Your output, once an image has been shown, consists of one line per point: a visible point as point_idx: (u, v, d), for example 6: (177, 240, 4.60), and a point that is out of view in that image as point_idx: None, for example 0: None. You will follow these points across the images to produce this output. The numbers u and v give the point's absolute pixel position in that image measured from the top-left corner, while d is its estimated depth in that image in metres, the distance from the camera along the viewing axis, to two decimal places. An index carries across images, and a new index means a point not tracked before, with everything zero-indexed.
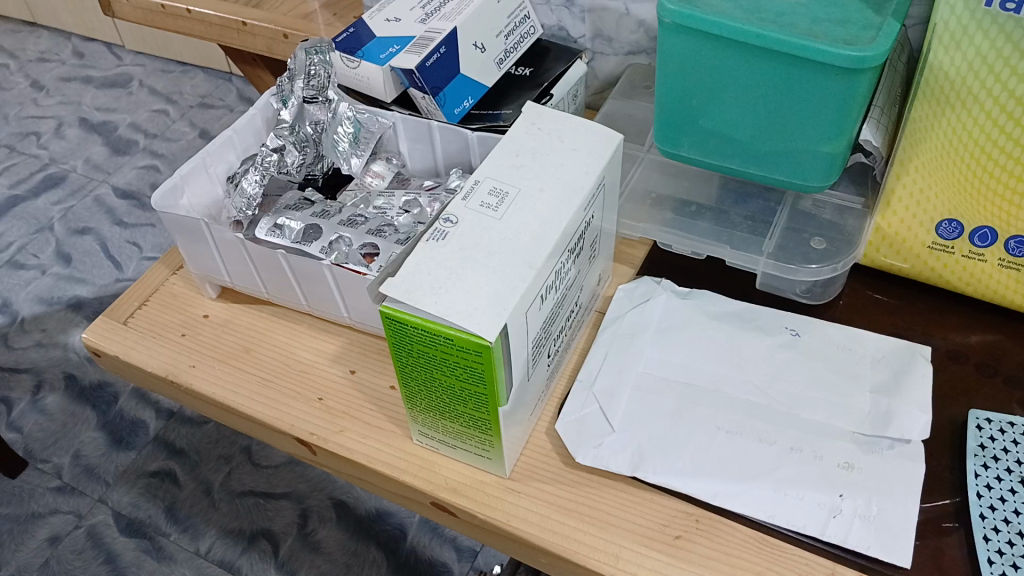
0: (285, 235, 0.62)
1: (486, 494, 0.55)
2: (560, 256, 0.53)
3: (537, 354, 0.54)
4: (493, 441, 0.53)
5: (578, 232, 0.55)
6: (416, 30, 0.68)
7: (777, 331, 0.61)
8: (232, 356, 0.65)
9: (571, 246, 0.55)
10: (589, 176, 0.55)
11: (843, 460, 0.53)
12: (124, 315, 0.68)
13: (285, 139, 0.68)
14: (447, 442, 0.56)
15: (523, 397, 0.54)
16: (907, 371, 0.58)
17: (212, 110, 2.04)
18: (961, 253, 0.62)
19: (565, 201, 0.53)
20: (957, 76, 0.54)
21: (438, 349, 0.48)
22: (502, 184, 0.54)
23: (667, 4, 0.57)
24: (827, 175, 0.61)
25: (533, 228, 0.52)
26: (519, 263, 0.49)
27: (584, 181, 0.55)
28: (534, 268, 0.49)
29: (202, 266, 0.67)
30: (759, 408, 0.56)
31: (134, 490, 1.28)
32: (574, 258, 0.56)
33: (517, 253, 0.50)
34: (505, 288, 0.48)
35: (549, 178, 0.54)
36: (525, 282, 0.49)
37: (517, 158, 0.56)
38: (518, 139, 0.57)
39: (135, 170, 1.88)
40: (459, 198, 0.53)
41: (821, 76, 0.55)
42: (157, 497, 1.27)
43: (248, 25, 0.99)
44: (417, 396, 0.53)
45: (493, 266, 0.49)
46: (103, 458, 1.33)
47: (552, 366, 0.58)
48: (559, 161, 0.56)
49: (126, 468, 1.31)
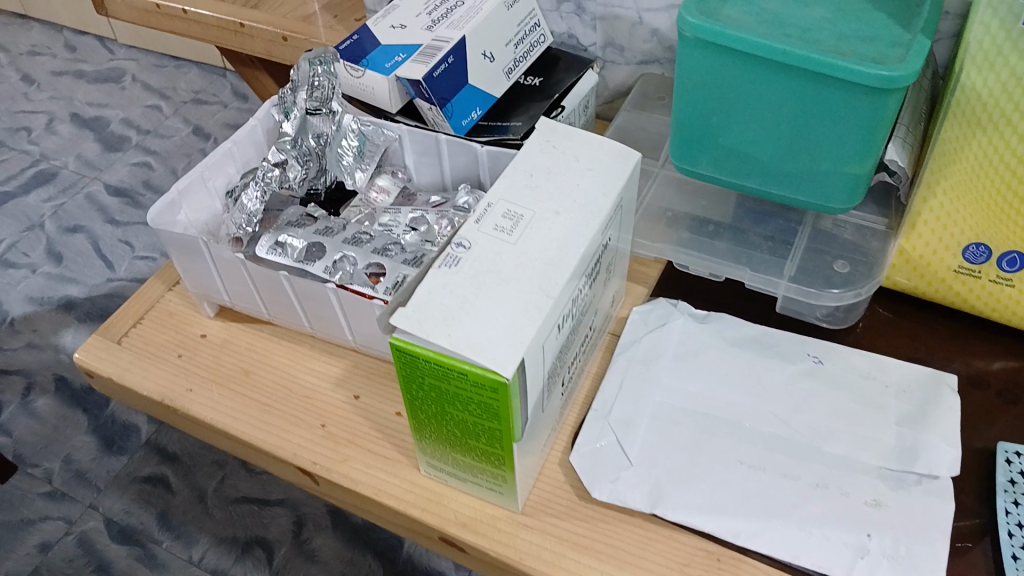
0: (287, 254, 0.60)
1: (498, 529, 0.52)
2: (577, 282, 0.51)
3: (550, 383, 0.52)
4: (507, 477, 0.51)
5: (595, 256, 0.53)
6: (423, 38, 0.66)
7: (799, 358, 0.59)
8: (230, 379, 0.62)
9: (587, 272, 0.52)
10: (606, 198, 0.53)
11: (869, 497, 0.51)
12: (118, 333, 0.66)
13: (286, 154, 0.65)
14: (456, 474, 0.53)
15: (536, 428, 0.52)
16: (935, 403, 0.56)
17: (205, 106, 2.01)
18: (987, 279, 0.59)
19: (582, 224, 0.51)
20: (989, 96, 0.52)
21: (450, 383, 0.46)
22: (516, 207, 0.52)
23: (686, 17, 0.55)
24: (851, 197, 0.58)
25: (549, 256, 0.49)
26: (535, 291, 0.47)
27: (602, 204, 0.52)
28: (551, 296, 0.47)
29: (199, 284, 0.64)
30: (781, 441, 0.54)
31: (126, 496, 1.26)
32: (591, 283, 0.54)
33: (535, 283, 0.48)
34: (522, 318, 0.46)
35: (565, 199, 0.52)
36: (542, 311, 0.46)
37: (531, 177, 0.53)
38: (532, 158, 0.55)
39: (128, 168, 1.86)
40: (471, 221, 0.51)
41: (850, 95, 0.53)
42: (149, 504, 1.24)
43: (246, 27, 0.96)
44: (427, 429, 0.51)
45: (509, 296, 0.47)
46: (95, 463, 1.31)
47: (566, 394, 0.56)
48: (575, 181, 0.53)
49: (118, 473, 1.29)
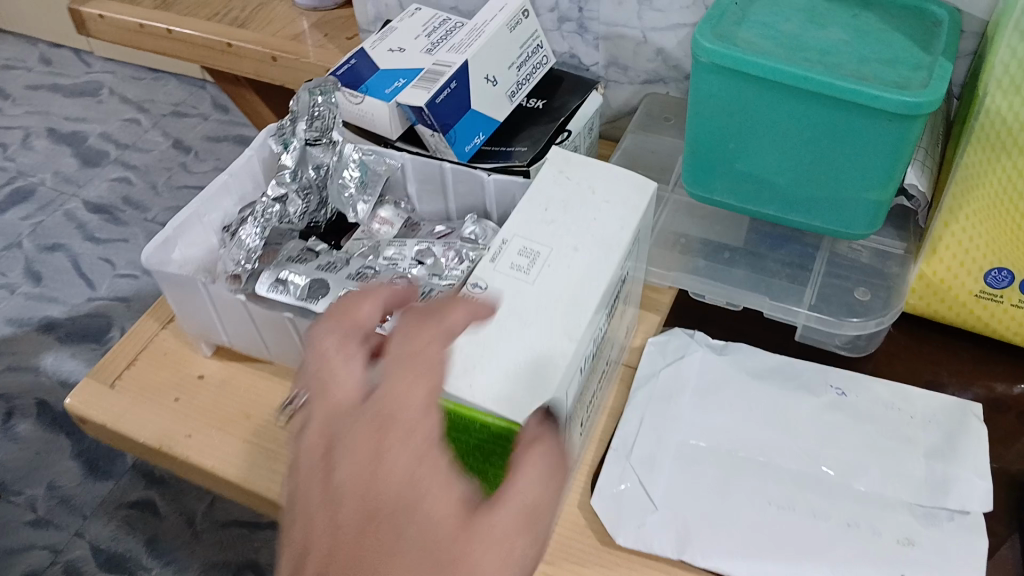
0: (290, 291, 0.57)
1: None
2: (599, 318, 0.49)
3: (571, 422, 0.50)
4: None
5: (614, 291, 0.51)
6: (424, 61, 0.65)
7: (822, 390, 0.57)
8: (232, 423, 0.60)
9: (607, 308, 0.50)
10: (625, 231, 0.51)
11: (902, 535, 0.50)
12: (112, 375, 0.63)
13: (286, 187, 0.63)
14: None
15: None
16: (962, 434, 0.55)
17: (185, 119, 1.97)
18: (1010, 303, 0.58)
19: (602, 259, 0.49)
20: (1015, 122, 0.50)
21: (471, 439, 0.43)
22: (531, 243, 0.50)
23: (701, 42, 0.53)
24: (873, 221, 0.56)
25: (569, 295, 0.47)
26: (557, 334, 0.45)
27: (621, 237, 0.50)
28: (574, 340, 0.45)
29: (197, 324, 0.62)
30: (810, 479, 0.53)
31: (113, 523, 1.23)
32: (609, 315, 0.53)
33: (556, 325, 0.46)
34: (545, 364, 0.44)
35: (582, 233, 0.50)
36: (566, 357, 0.44)
37: (547, 211, 0.51)
38: (545, 190, 0.53)
39: (107, 184, 1.82)
40: (487, 259, 0.49)
41: (874, 122, 0.51)
42: (137, 530, 1.21)
43: (233, 46, 0.94)
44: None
45: (531, 340, 0.45)
46: (80, 489, 1.27)
47: (585, 431, 0.54)
48: (592, 213, 0.51)
49: (104, 499, 1.26)
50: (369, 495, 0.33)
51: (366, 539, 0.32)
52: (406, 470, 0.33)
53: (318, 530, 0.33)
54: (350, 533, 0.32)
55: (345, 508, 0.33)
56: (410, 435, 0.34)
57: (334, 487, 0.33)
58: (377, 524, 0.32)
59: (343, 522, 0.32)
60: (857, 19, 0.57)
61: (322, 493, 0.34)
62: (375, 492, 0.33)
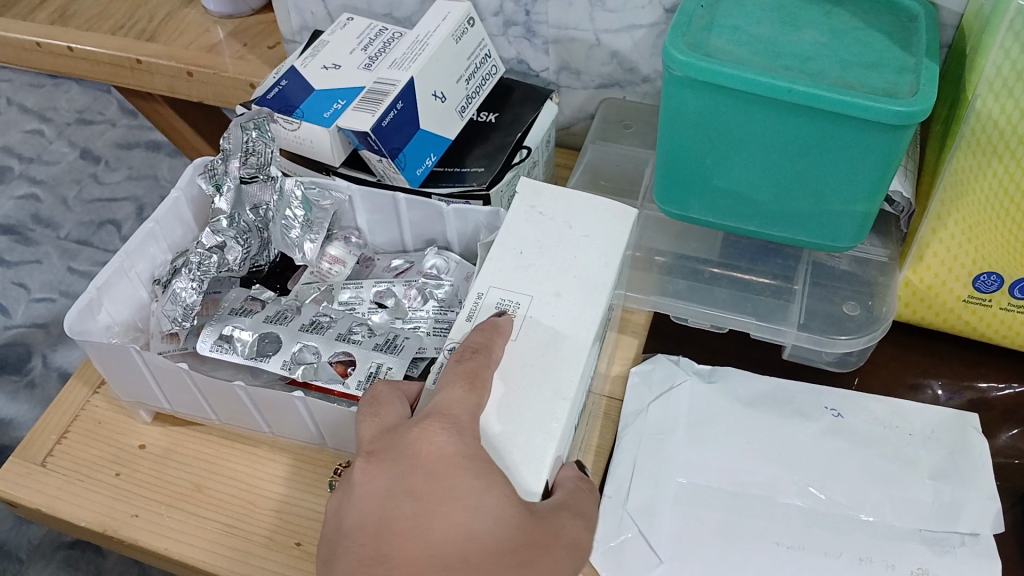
0: (237, 350, 0.52)
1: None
2: (591, 361, 0.46)
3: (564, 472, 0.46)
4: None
5: (600, 333, 0.47)
6: (365, 79, 0.60)
7: (818, 414, 0.56)
8: (182, 498, 0.54)
9: (594, 353, 0.46)
10: (608, 267, 0.47)
11: (914, 567, 0.49)
12: (40, 453, 0.56)
13: (224, 234, 0.55)
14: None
15: None
16: (964, 451, 0.54)
17: (92, 126, 1.85)
18: (999, 306, 0.56)
19: (587, 302, 0.45)
20: (1007, 125, 0.48)
21: None
22: (511, 293, 0.46)
23: (674, 53, 0.49)
24: (858, 234, 0.53)
25: (557, 349, 0.44)
26: (551, 395, 0.42)
27: (606, 276, 0.46)
28: (567, 399, 0.42)
29: (133, 393, 0.55)
30: (819, 515, 0.51)
31: (52, 565, 1.17)
32: (597, 349, 0.49)
33: (546, 385, 0.42)
34: (541, 430, 0.41)
35: (563, 277, 0.46)
36: (561, 421, 0.41)
37: (522, 255, 0.47)
38: (518, 230, 0.48)
39: (13, 202, 1.70)
40: (462, 319, 0.45)
41: (861, 133, 0.48)
42: (78, 571, 1.16)
43: (143, 62, 0.86)
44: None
45: (522, 407, 0.42)
46: (11, 533, 1.21)
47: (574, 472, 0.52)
48: (570, 250, 0.47)
49: (42, 540, 1.19)
50: (426, 499, 0.38)
51: (433, 528, 0.38)
52: (470, 469, 0.39)
53: (383, 518, 0.38)
54: (419, 521, 0.38)
55: (405, 499, 0.39)
56: (463, 436, 0.40)
57: (394, 489, 0.39)
58: (444, 512, 0.38)
59: (407, 509, 0.38)
60: (831, 18, 0.54)
61: (383, 499, 0.39)
62: (431, 487, 0.39)
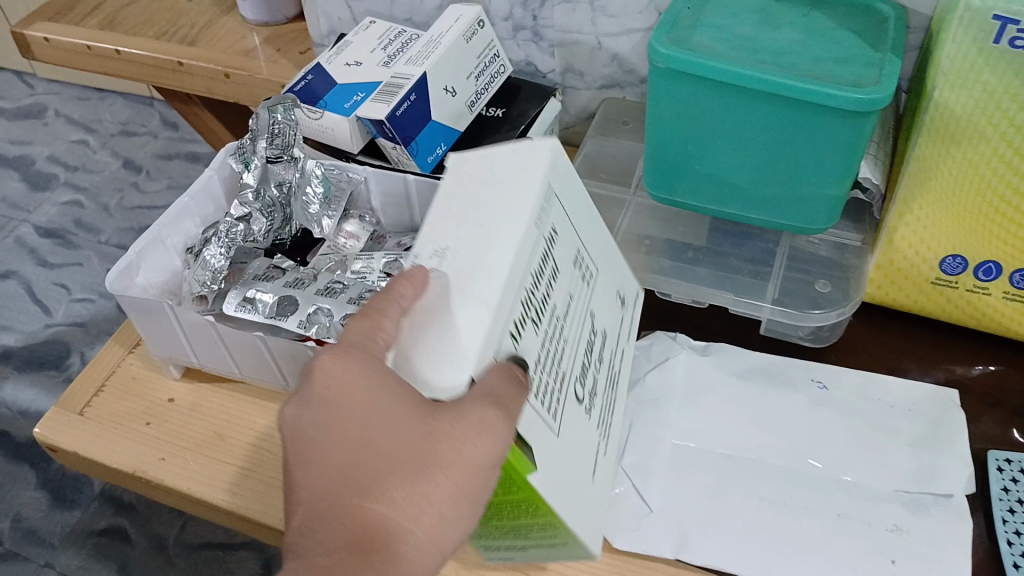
0: (257, 310, 0.57)
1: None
2: (532, 275, 0.40)
3: (546, 399, 0.41)
4: (553, 522, 0.42)
5: (543, 255, 0.42)
6: (383, 75, 0.65)
7: (806, 386, 0.59)
8: (205, 445, 0.59)
9: (538, 272, 0.41)
10: (526, 190, 0.41)
11: (891, 523, 0.52)
12: (80, 404, 0.62)
13: (250, 206, 0.62)
14: (517, 550, 0.48)
15: (566, 463, 0.43)
16: (946, 422, 0.57)
17: (134, 138, 1.95)
18: (965, 288, 0.60)
19: (509, 220, 0.40)
20: (964, 114, 0.52)
21: None
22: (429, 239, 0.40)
23: (657, 47, 0.54)
24: (830, 217, 0.58)
25: (482, 268, 0.38)
26: (469, 303, 0.37)
27: (526, 196, 0.41)
28: (488, 304, 0.37)
29: (166, 348, 0.61)
30: (799, 475, 0.55)
31: (83, 552, 1.26)
32: (557, 281, 0.43)
33: (463, 299, 0.37)
34: (459, 339, 0.37)
35: (486, 205, 0.41)
36: (481, 325, 0.36)
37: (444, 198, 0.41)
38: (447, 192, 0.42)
39: (58, 208, 1.80)
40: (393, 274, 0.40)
41: (825, 120, 0.52)
42: (106, 558, 1.25)
43: (184, 65, 0.93)
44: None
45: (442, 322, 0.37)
46: (45, 520, 1.30)
47: (595, 421, 0.48)
48: (494, 181, 0.42)
49: (73, 527, 1.29)
50: (329, 426, 0.38)
51: (339, 447, 0.38)
52: (354, 384, 0.37)
53: (300, 446, 0.39)
54: (324, 446, 0.38)
55: (313, 431, 0.39)
56: (353, 358, 0.38)
57: (304, 424, 0.39)
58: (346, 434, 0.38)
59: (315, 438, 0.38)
60: (809, 18, 0.58)
61: (297, 434, 0.39)
62: (334, 414, 0.38)
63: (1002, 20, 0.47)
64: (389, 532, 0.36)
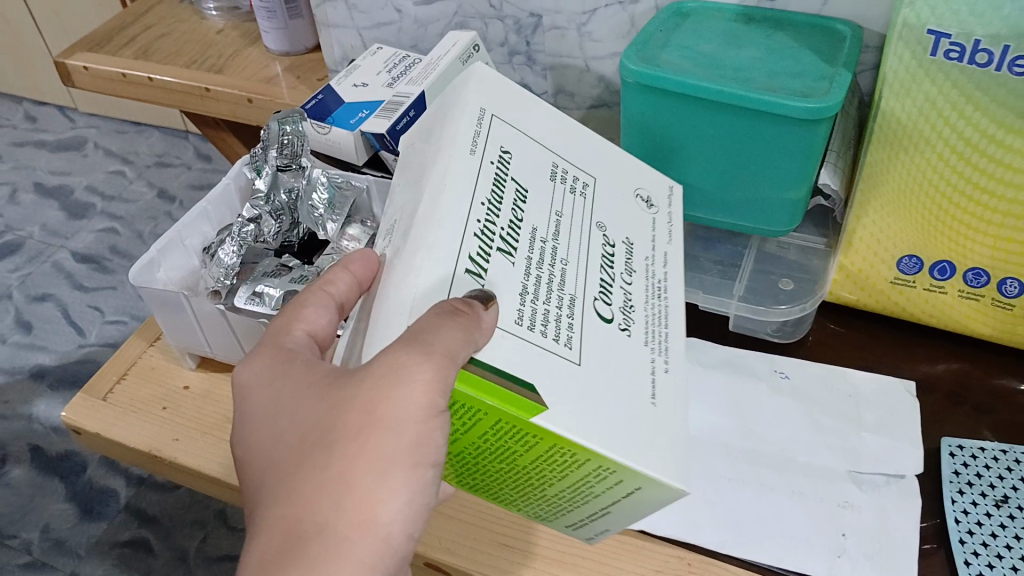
0: (265, 303, 0.61)
1: (494, 556, 0.57)
2: (484, 199, 0.46)
3: (548, 328, 0.43)
4: (606, 462, 0.40)
5: (494, 182, 0.48)
6: (384, 94, 0.71)
7: (768, 375, 0.64)
8: (216, 427, 0.64)
9: (491, 201, 0.46)
10: (458, 129, 0.48)
11: (843, 500, 0.56)
12: (103, 390, 0.68)
13: (260, 209, 0.68)
14: (597, 521, 0.47)
15: (596, 387, 0.42)
16: (900, 409, 0.61)
17: (168, 169, 2.04)
18: (923, 287, 0.64)
19: (448, 159, 0.46)
20: (909, 121, 0.57)
21: (480, 423, 0.40)
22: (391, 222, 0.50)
23: (627, 64, 0.59)
24: (791, 219, 0.63)
25: (419, 219, 0.44)
26: (414, 250, 0.43)
27: (459, 134, 0.48)
28: (422, 248, 0.42)
29: (183, 338, 0.67)
30: (758, 455, 0.59)
31: (107, 561, 1.32)
32: (526, 200, 0.49)
33: (410, 248, 0.43)
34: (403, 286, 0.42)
35: (429, 160, 0.48)
36: (416, 266, 0.42)
37: (405, 183, 0.51)
38: (407, 167, 0.53)
39: (94, 235, 1.89)
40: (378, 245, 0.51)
41: (779, 127, 0.57)
42: (130, 567, 1.31)
43: (212, 91, 1.00)
44: (519, 499, 0.47)
45: (393, 277, 0.43)
46: (73, 530, 1.36)
47: (640, 330, 0.48)
48: (433, 146, 0.50)
49: (98, 538, 1.35)
50: (265, 428, 0.45)
51: (280, 439, 0.44)
52: (273, 386, 0.45)
53: (246, 467, 0.45)
54: (264, 446, 0.44)
55: (255, 437, 0.45)
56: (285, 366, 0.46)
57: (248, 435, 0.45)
58: (280, 428, 0.44)
59: (259, 442, 0.44)
60: (771, 38, 0.64)
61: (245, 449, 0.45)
62: (267, 418, 0.45)
63: (936, 34, 0.52)
64: (319, 519, 0.41)
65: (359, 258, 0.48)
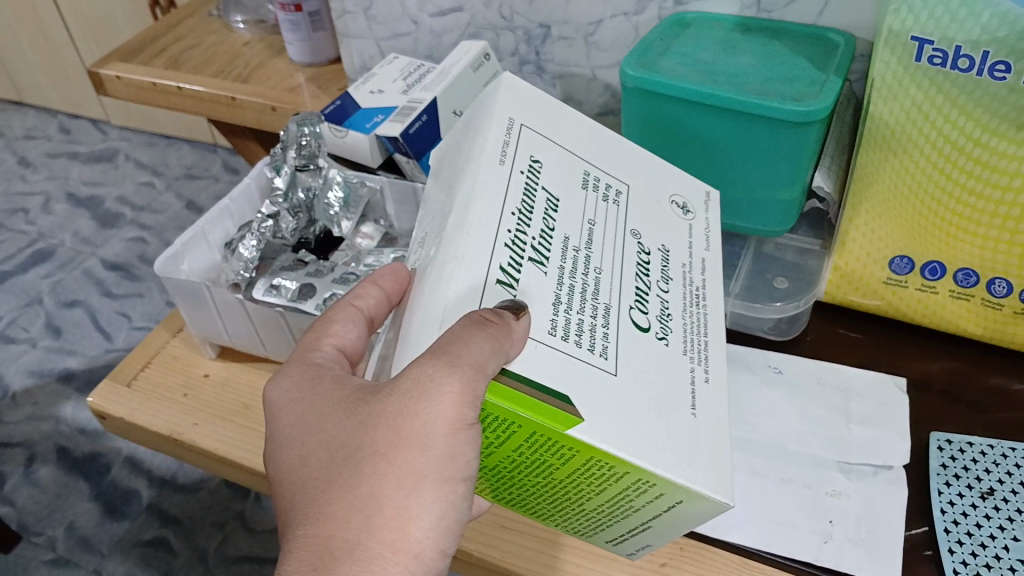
0: (282, 294, 0.65)
1: (528, 550, 0.58)
2: (515, 210, 0.47)
3: (582, 338, 0.45)
4: (647, 476, 0.41)
5: (525, 191, 0.49)
6: (399, 100, 0.75)
7: (762, 370, 0.66)
8: (233, 413, 0.68)
9: (522, 211, 0.48)
10: (488, 141, 0.50)
11: (831, 488, 0.58)
12: (128, 376, 0.72)
13: (279, 206, 0.71)
14: (639, 533, 0.50)
15: (634, 398, 0.44)
16: (891, 402, 0.63)
17: (196, 181, 2.10)
18: (914, 287, 0.67)
19: (481, 168, 0.48)
20: (897, 124, 0.59)
21: (514, 436, 0.42)
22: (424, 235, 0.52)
23: (627, 70, 0.62)
24: (784, 219, 0.66)
25: (453, 230, 0.45)
26: (449, 258, 0.44)
27: (489, 144, 0.50)
28: (460, 258, 0.44)
29: (204, 328, 0.71)
30: (751, 444, 0.61)
31: (129, 559, 1.35)
32: (558, 210, 0.50)
33: (445, 258, 0.45)
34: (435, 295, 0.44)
35: (461, 170, 0.50)
36: (451, 274, 0.44)
37: (439, 192, 0.53)
38: (442, 175, 0.55)
39: (124, 243, 1.94)
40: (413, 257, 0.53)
41: (772, 130, 0.60)
42: (152, 566, 1.34)
43: (237, 100, 1.04)
44: (554, 513, 0.50)
45: (427, 288, 0.45)
46: (97, 529, 1.40)
47: (679, 344, 0.49)
48: (464, 157, 0.51)
49: (122, 536, 1.39)
50: (295, 440, 0.46)
51: (309, 452, 0.45)
52: (301, 401, 0.47)
53: (277, 484, 0.46)
54: (292, 460, 0.46)
55: (286, 452, 0.47)
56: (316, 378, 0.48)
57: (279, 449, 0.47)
58: (309, 441, 0.46)
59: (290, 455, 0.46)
60: (767, 47, 0.66)
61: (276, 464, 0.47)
62: (295, 430, 0.46)
63: (919, 41, 0.54)
64: (352, 537, 0.42)
65: (387, 273, 0.51)
